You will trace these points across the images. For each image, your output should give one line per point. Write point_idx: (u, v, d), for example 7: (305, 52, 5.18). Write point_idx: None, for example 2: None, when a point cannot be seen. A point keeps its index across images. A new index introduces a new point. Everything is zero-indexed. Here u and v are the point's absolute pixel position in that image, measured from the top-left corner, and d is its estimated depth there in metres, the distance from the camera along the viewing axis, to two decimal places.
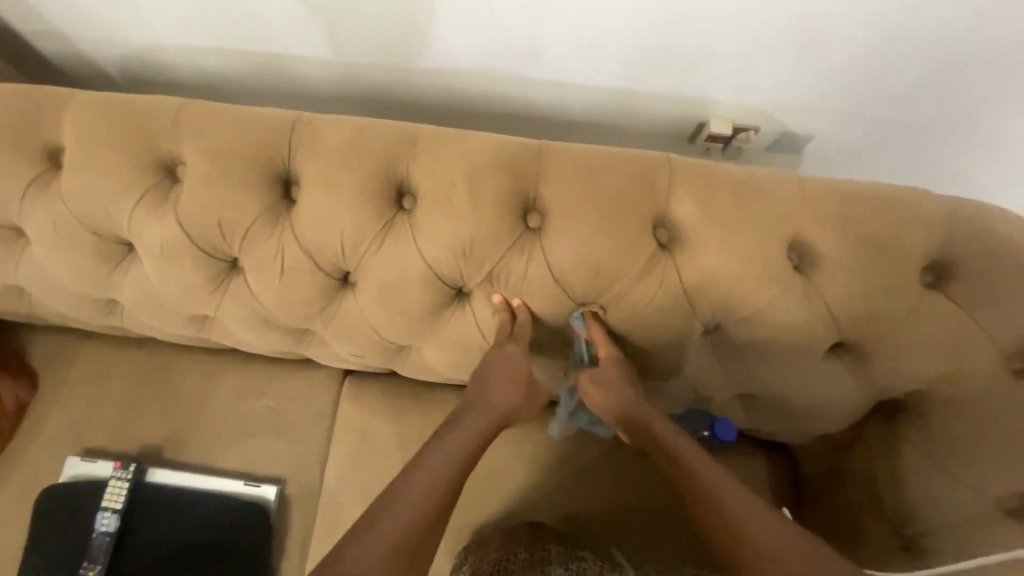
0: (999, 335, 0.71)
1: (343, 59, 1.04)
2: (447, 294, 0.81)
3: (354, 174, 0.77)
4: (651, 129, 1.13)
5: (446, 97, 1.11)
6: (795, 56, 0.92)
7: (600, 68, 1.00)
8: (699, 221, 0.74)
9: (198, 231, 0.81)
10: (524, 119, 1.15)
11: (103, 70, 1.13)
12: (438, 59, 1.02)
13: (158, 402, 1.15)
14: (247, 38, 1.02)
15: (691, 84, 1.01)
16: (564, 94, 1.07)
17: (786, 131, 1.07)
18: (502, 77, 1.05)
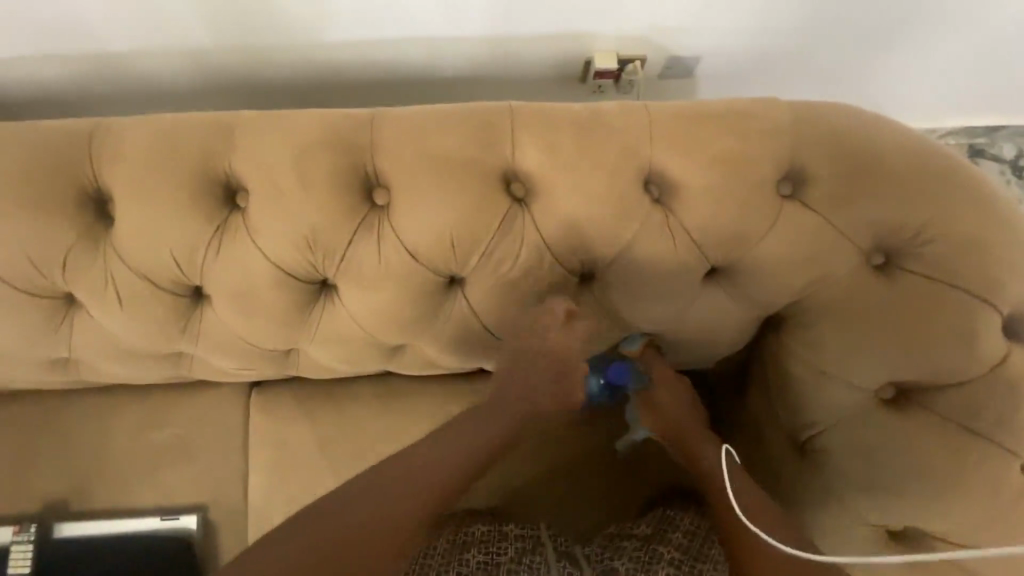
0: (853, 235, 0.72)
1: (175, 47, 0.93)
2: (306, 289, 0.76)
3: (171, 179, 0.70)
4: (539, 75, 1.07)
5: (313, 76, 1.02)
6: None
7: (457, 14, 0.92)
8: (550, 169, 0.71)
9: (12, 271, 0.72)
10: (404, 85, 1.06)
11: None
12: (286, 34, 0.93)
13: (51, 454, 1.07)
14: (60, 42, 0.91)
15: (564, 20, 0.95)
16: (431, 52, 1.00)
17: (672, 57, 1.04)
18: (367, 46, 0.97)
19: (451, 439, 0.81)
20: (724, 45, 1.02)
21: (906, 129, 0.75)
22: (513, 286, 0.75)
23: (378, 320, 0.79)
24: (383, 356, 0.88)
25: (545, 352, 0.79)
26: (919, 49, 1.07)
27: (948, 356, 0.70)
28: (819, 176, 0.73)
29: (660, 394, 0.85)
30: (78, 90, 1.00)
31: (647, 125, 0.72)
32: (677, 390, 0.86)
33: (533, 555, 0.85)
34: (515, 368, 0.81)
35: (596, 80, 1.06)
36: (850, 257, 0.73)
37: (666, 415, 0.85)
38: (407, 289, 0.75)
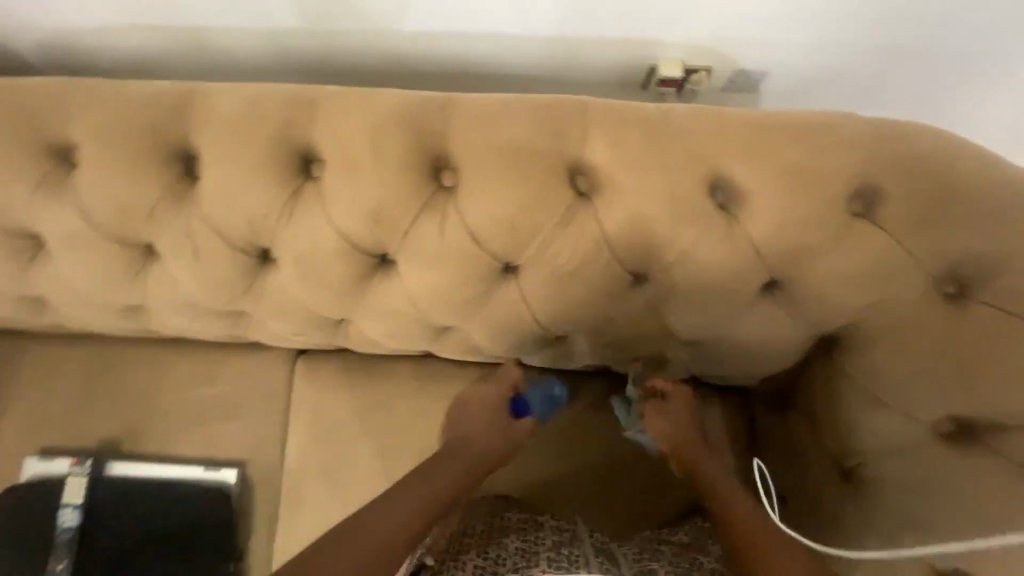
0: (926, 260, 0.70)
1: (260, 25, 0.99)
2: (368, 261, 0.79)
3: (254, 145, 0.73)
4: (602, 78, 1.08)
5: (382, 62, 1.05)
6: None
7: (528, 12, 0.94)
8: (616, 165, 0.71)
9: (103, 219, 0.78)
10: (467, 79, 1.09)
11: (13, 61, 1.09)
12: (363, 20, 0.96)
13: (109, 396, 1.14)
14: (154, 14, 0.97)
15: (632, 25, 0.95)
16: (498, 46, 1.01)
17: (740, 69, 1.03)
18: (437, 37, 0.99)
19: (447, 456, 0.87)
20: (796, 61, 1.00)
21: (992, 157, 0.72)
22: (567, 281, 0.77)
23: (432, 299, 0.81)
24: (430, 336, 0.90)
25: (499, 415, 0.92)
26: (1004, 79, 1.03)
27: (1010, 393, 0.67)
28: (894, 197, 0.70)
29: (671, 414, 0.90)
30: (167, 58, 1.07)
31: (719, 130, 0.72)
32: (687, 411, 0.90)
33: (570, 549, 0.82)
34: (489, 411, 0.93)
35: (659, 87, 1.06)
36: (918, 282, 0.71)
37: (675, 430, 0.89)
38: (464, 272, 0.77)
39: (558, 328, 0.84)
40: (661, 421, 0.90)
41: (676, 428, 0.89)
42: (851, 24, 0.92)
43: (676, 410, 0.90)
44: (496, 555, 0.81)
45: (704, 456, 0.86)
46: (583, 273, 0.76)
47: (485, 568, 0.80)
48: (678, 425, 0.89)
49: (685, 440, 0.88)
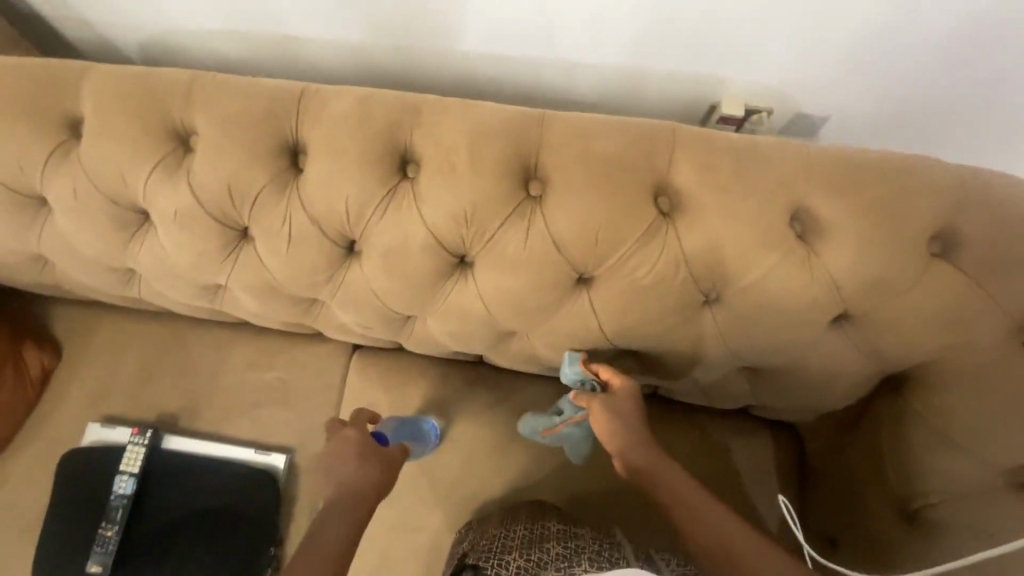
0: (1005, 305, 0.70)
1: (354, 40, 1.07)
2: (449, 260, 0.83)
3: (358, 143, 0.79)
4: (665, 113, 1.13)
5: (460, 81, 1.12)
6: (805, 33, 0.90)
7: (599, 44, 0.99)
8: (700, 189, 0.75)
9: (209, 200, 0.84)
10: (536, 103, 1.15)
11: (128, 54, 1.20)
12: (448, 41, 1.03)
13: (172, 372, 1.19)
14: (261, 22, 1.06)
15: (701, 63, 0.99)
16: (566, 74, 1.07)
17: (803, 114, 1.06)
18: (515, 62, 1.06)
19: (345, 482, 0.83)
20: (862, 110, 1.03)
21: None
22: (640, 297, 0.79)
23: (504, 303, 0.84)
24: (493, 340, 0.93)
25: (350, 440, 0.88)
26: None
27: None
28: (973, 241, 0.72)
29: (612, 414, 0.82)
30: (257, 61, 1.16)
31: (801, 164, 0.75)
32: (626, 405, 0.83)
33: (612, 552, 0.84)
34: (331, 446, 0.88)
35: (718, 124, 1.09)
36: (996, 327, 0.71)
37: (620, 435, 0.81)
38: (540, 278, 0.80)
39: (623, 342, 0.86)
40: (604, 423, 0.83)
41: (623, 432, 0.81)
42: (923, 79, 0.94)
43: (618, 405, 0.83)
44: (539, 558, 0.83)
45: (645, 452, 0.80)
46: (657, 289, 0.78)
47: (528, 570, 0.81)
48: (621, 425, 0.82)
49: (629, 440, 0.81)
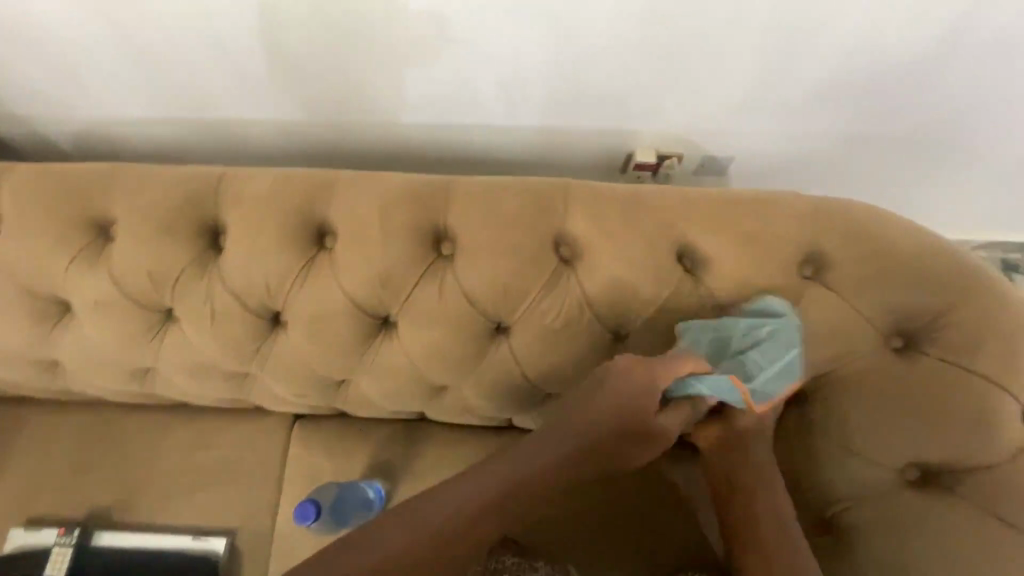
0: (872, 316, 0.79)
1: (284, 118, 1.14)
2: (372, 322, 0.86)
3: (275, 220, 0.83)
4: (585, 163, 1.23)
5: (388, 147, 1.20)
6: (692, 89, 1.02)
7: (513, 110, 1.09)
8: (596, 236, 0.81)
9: (131, 285, 0.85)
10: (465, 163, 1.24)
11: (59, 145, 1.24)
12: (374, 112, 1.11)
13: (103, 463, 1.14)
14: (191, 109, 1.13)
15: (607, 118, 1.10)
16: (487, 136, 1.16)
17: (710, 158, 1.17)
18: (439, 129, 1.14)
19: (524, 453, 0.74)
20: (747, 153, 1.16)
21: (920, 227, 0.83)
22: (553, 340, 0.84)
23: (429, 358, 0.87)
24: (426, 395, 0.95)
25: (601, 397, 0.74)
26: (921, 178, 1.21)
27: (957, 434, 0.74)
28: (837, 262, 0.80)
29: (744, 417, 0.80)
30: (192, 143, 1.22)
31: (682, 206, 0.83)
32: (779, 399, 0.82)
33: None
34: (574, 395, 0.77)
35: (636, 171, 1.20)
36: (870, 339, 0.79)
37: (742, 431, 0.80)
38: (459, 331, 0.84)
39: (547, 385, 0.90)
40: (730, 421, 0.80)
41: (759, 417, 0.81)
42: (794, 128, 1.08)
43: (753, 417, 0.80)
44: None
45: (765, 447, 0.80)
46: (568, 332, 0.83)
47: None
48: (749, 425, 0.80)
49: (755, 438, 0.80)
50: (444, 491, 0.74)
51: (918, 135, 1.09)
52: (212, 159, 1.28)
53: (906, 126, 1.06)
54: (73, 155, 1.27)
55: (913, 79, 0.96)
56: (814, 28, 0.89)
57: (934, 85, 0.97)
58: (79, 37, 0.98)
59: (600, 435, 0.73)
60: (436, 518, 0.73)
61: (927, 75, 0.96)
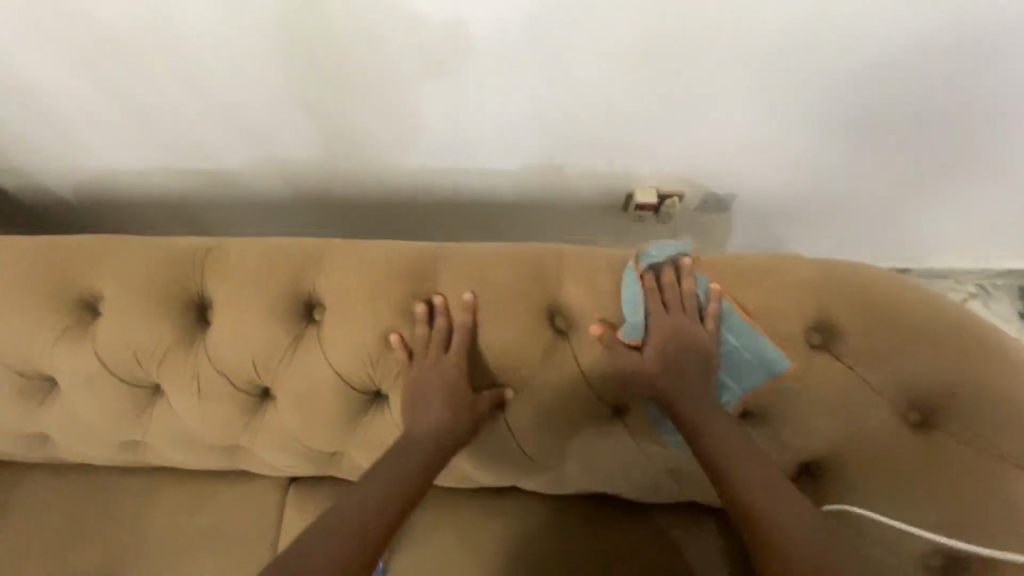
0: (885, 389, 0.75)
1: (285, 166, 1.15)
2: (362, 396, 0.84)
3: (262, 295, 0.81)
4: (584, 202, 1.23)
5: (387, 190, 1.21)
6: (691, 124, 1.02)
7: (511, 152, 1.10)
8: (592, 308, 0.78)
9: (116, 362, 0.84)
10: (463, 204, 1.25)
11: (63, 195, 1.26)
12: (373, 158, 1.12)
13: (94, 530, 1.12)
14: (191, 159, 1.15)
15: (604, 157, 1.10)
16: (486, 176, 1.17)
17: (710, 194, 1.19)
18: (438, 171, 1.15)
19: (404, 451, 0.77)
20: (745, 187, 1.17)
21: (929, 290, 0.80)
22: (550, 412, 0.82)
23: None
24: None
25: (435, 381, 0.77)
26: (915, 214, 1.23)
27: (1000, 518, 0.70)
28: (848, 331, 0.77)
29: (671, 316, 0.77)
30: (194, 192, 1.24)
31: (680, 272, 0.80)
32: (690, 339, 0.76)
33: None
34: (412, 400, 0.78)
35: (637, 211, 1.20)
36: (883, 413, 0.76)
37: (669, 342, 0.76)
38: None
39: (542, 458, 0.87)
40: (665, 322, 0.77)
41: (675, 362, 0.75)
42: (799, 161, 1.09)
43: (689, 296, 0.78)
44: None
45: (710, 347, 0.76)
46: (565, 404, 0.81)
47: None
48: (680, 328, 0.76)
49: (699, 342, 0.76)
50: (348, 504, 0.75)
51: (919, 164, 1.09)
52: (212, 209, 1.29)
53: (909, 165, 1.09)
54: (77, 204, 1.29)
55: (921, 111, 0.98)
56: (823, 67, 0.90)
57: (942, 122, 1.00)
58: (86, 96, 1.01)
59: (458, 420, 0.77)
60: (350, 525, 0.72)
61: (933, 108, 0.97)
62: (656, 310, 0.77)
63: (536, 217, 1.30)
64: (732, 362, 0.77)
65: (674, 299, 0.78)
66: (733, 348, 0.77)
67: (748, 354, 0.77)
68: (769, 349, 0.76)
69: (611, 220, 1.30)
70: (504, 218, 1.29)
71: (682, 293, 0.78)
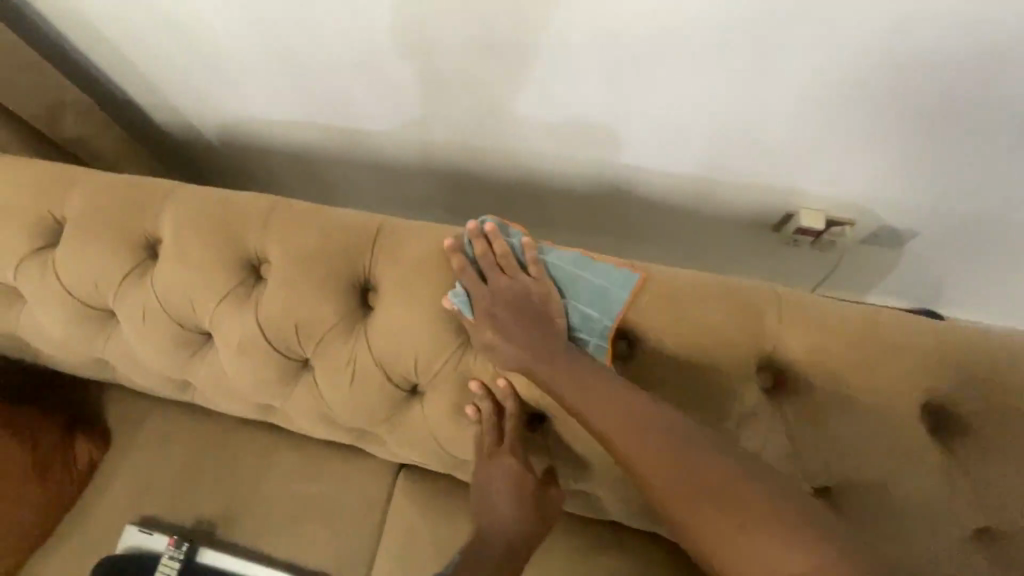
0: None
1: (424, 140, 1.08)
2: (524, 415, 0.79)
3: (433, 290, 0.75)
4: (736, 216, 1.11)
5: (521, 177, 1.13)
6: (904, 148, 0.88)
7: (677, 154, 0.97)
8: (816, 371, 0.68)
9: (274, 332, 0.81)
10: (602, 201, 1.15)
11: (210, 137, 1.25)
12: (517, 141, 1.03)
13: (214, 476, 1.14)
14: (336, 117, 1.08)
15: (778, 173, 0.97)
16: (636, 176, 1.05)
17: (881, 225, 1.06)
18: (588, 163, 1.05)
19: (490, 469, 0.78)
20: (942, 221, 1.02)
21: None
22: None
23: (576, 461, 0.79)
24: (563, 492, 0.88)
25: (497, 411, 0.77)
26: None
27: None
28: None
29: (494, 282, 0.70)
30: (331, 153, 1.20)
31: (935, 350, 0.67)
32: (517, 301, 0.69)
33: None
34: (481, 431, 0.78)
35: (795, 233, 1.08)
36: None
37: (503, 304, 0.69)
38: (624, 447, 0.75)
39: None
40: (490, 291, 0.69)
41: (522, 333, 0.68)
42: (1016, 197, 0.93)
43: (506, 256, 0.71)
44: None
45: (547, 302, 0.70)
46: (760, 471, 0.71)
47: None
48: (510, 291, 0.70)
49: (539, 299, 0.70)
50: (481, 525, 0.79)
51: None
52: (345, 171, 1.25)
53: None
54: (220, 149, 1.29)
55: None
56: None
57: None
58: (247, 48, 0.95)
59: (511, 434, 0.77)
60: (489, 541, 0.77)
61: None
62: (473, 282, 0.70)
63: (678, 224, 1.18)
64: (589, 289, 0.71)
65: (490, 264, 0.71)
66: (579, 279, 0.71)
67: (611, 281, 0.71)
68: (612, 273, 0.72)
69: (760, 240, 1.17)
70: (643, 221, 1.18)
71: (497, 255, 0.71)
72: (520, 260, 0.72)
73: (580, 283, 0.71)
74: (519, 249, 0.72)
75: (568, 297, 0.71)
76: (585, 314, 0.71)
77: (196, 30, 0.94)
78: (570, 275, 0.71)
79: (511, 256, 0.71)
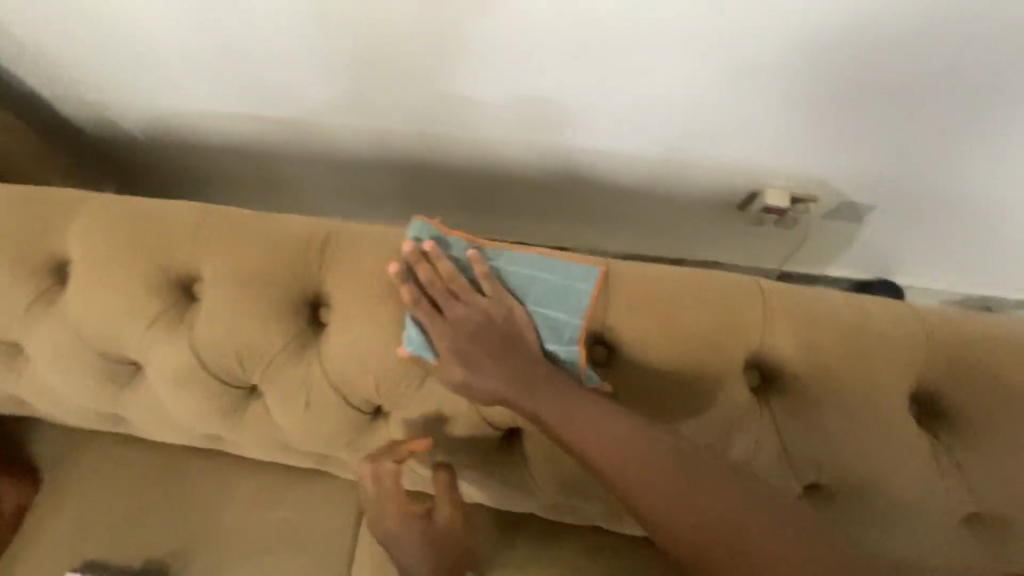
0: None
1: (371, 129, 0.99)
2: (498, 433, 0.73)
3: (391, 303, 0.67)
4: (704, 198, 1.07)
5: (480, 166, 1.06)
6: (875, 121, 0.84)
7: (644, 136, 0.91)
8: (801, 368, 0.65)
9: (214, 359, 0.72)
10: (565, 189, 1.09)
11: (126, 134, 1.11)
12: (472, 128, 0.95)
13: (162, 511, 1.04)
14: (273, 107, 0.97)
15: (747, 152, 0.93)
16: (602, 161, 0.99)
17: (847, 202, 1.03)
18: (550, 149, 0.98)
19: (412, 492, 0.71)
20: (905, 197, 1.01)
21: None
22: None
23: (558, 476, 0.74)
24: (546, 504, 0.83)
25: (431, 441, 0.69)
26: None
27: None
28: None
29: (449, 310, 0.61)
30: (268, 147, 1.09)
31: (922, 338, 0.66)
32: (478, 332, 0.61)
33: None
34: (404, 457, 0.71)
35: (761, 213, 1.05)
36: None
37: (465, 337, 0.61)
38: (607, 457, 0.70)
39: None
40: (447, 323, 0.61)
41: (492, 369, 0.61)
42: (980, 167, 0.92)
43: (454, 278, 0.62)
44: None
45: (512, 315, 0.63)
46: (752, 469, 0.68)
47: None
48: (468, 321, 0.61)
49: (501, 320, 0.62)
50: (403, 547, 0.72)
51: None
52: (287, 167, 1.14)
53: None
54: (140, 147, 1.15)
55: None
56: None
57: None
58: (158, 28, 0.83)
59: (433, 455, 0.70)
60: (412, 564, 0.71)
61: None
62: (428, 316, 0.62)
63: (645, 208, 1.13)
64: (551, 290, 0.64)
65: (439, 290, 0.62)
66: (538, 281, 0.64)
67: (572, 276, 0.65)
68: (570, 266, 0.65)
69: (727, 221, 1.14)
70: (608, 208, 1.13)
71: (445, 280, 0.62)
72: (471, 277, 0.63)
73: (538, 283, 0.64)
74: (465, 264, 0.64)
75: (526, 300, 0.64)
76: (552, 318, 0.64)
77: (96, 10, 0.81)
78: (527, 277, 0.63)
79: (460, 276, 0.62)
